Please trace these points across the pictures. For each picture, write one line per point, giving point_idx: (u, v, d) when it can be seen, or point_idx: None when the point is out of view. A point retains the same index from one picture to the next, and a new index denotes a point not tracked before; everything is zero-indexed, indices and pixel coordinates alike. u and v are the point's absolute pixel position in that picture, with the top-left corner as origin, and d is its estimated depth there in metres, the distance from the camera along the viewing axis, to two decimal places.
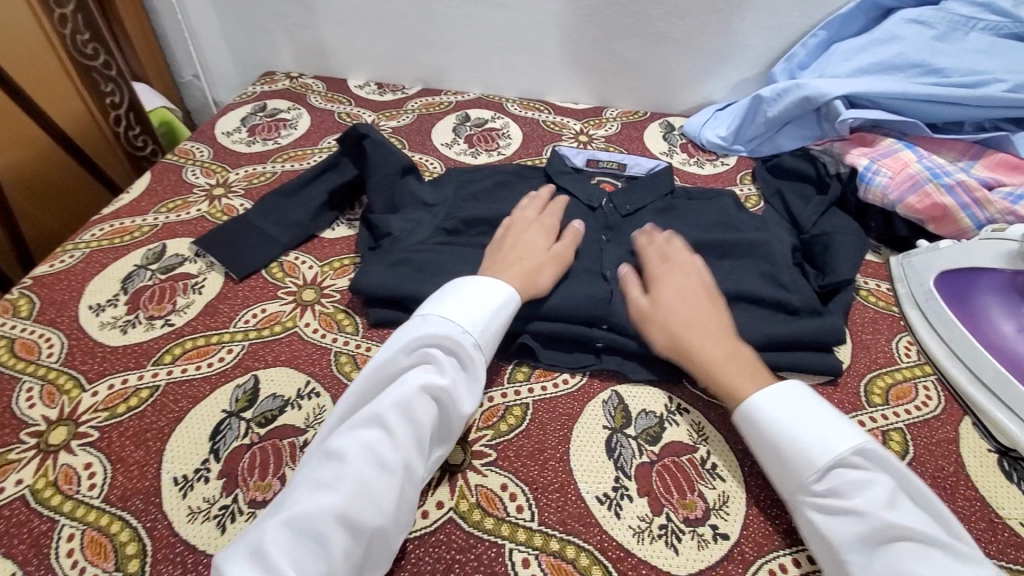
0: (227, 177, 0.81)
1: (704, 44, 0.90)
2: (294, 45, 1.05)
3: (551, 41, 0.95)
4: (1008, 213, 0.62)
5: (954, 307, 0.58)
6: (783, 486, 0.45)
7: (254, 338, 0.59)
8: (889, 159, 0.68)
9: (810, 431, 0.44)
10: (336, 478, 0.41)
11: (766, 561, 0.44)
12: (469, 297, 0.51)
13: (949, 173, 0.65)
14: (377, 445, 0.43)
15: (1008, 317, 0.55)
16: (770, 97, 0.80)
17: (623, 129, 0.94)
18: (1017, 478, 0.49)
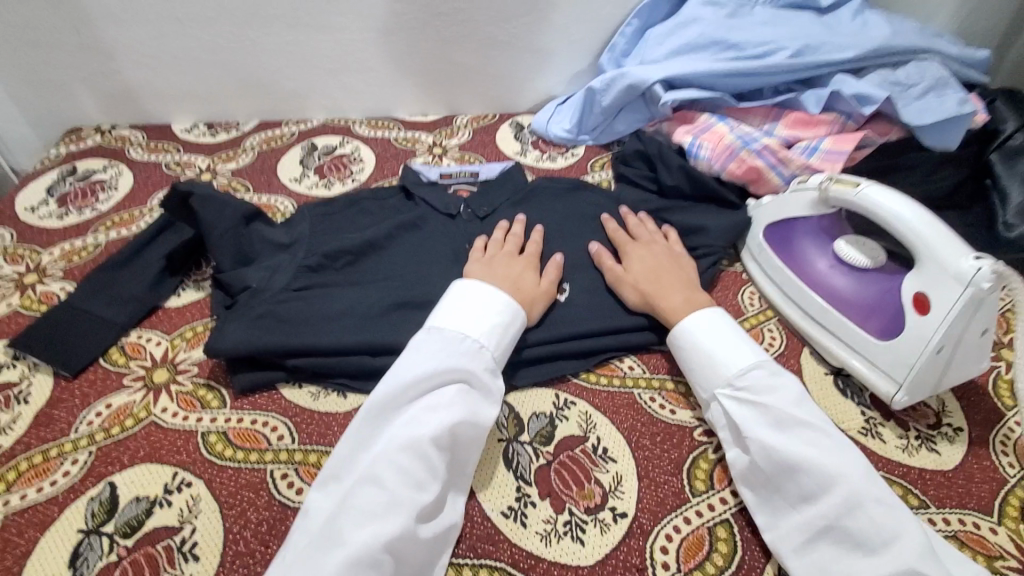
0: (40, 260, 0.71)
1: (535, 44, 0.93)
2: (100, 96, 0.94)
3: (386, 58, 0.93)
4: (807, 168, 0.71)
5: (780, 253, 0.64)
6: (699, 397, 0.53)
7: (102, 439, 0.52)
8: (708, 133, 0.76)
9: (717, 358, 0.52)
10: (380, 507, 0.43)
11: (663, 527, 0.47)
12: (467, 307, 0.54)
13: (757, 139, 0.73)
14: (415, 467, 0.45)
15: (823, 254, 0.62)
16: (601, 88, 0.85)
17: (476, 135, 0.95)
18: (850, 393, 0.57)
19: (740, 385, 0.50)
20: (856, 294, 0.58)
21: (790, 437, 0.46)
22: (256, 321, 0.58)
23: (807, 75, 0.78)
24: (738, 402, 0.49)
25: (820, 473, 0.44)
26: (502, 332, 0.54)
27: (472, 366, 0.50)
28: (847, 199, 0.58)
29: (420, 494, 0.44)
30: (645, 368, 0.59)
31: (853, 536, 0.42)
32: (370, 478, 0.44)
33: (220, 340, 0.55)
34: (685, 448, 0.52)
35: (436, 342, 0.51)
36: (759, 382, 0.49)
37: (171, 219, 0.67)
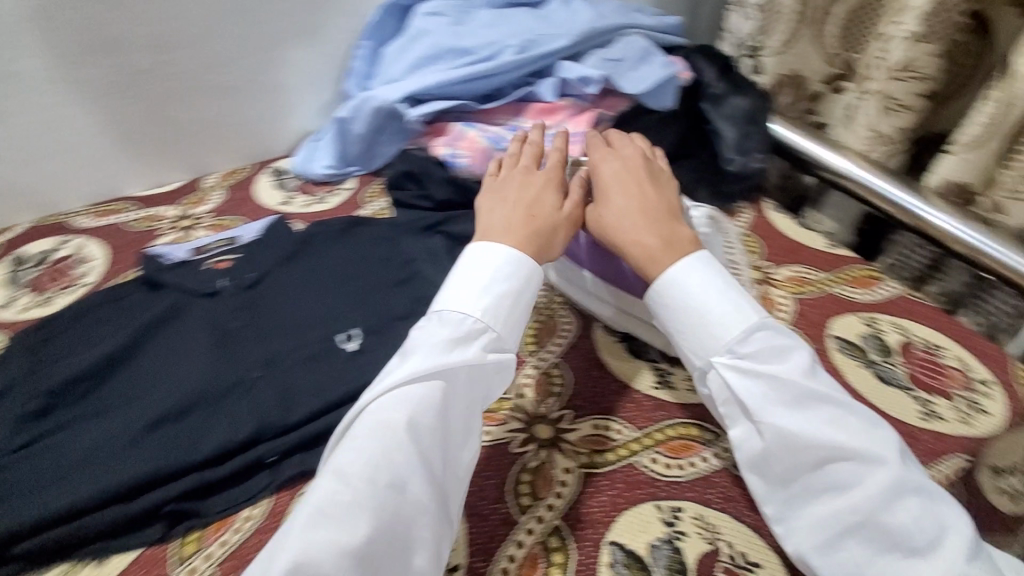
0: None
1: (268, 83, 0.86)
2: None
3: (90, 133, 0.79)
4: None
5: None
6: (692, 365, 0.52)
7: None
8: (461, 140, 0.76)
9: (716, 311, 0.50)
10: (397, 468, 0.42)
11: (498, 562, 0.45)
12: (483, 257, 0.53)
13: (506, 137, 0.75)
14: (399, 453, 0.43)
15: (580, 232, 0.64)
16: (349, 116, 0.81)
17: (230, 194, 0.85)
18: (640, 353, 0.61)
19: (741, 352, 0.49)
20: (613, 264, 0.61)
21: (811, 417, 0.46)
22: None
23: (536, 67, 0.82)
24: (739, 371, 0.48)
25: (851, 461, 0.44)
26: (528, 281, 0.53)
27: (450, 363, 0.47)
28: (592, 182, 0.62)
29: (389, 500, 0.41)
30: None
31: (887, 531, 0.42)
32: (340, 473, 0.42)
33: None
34: (505, 467, 0.51)
35: (448, 326, 0.49)
36: (760, 347, 0.48)
37: None
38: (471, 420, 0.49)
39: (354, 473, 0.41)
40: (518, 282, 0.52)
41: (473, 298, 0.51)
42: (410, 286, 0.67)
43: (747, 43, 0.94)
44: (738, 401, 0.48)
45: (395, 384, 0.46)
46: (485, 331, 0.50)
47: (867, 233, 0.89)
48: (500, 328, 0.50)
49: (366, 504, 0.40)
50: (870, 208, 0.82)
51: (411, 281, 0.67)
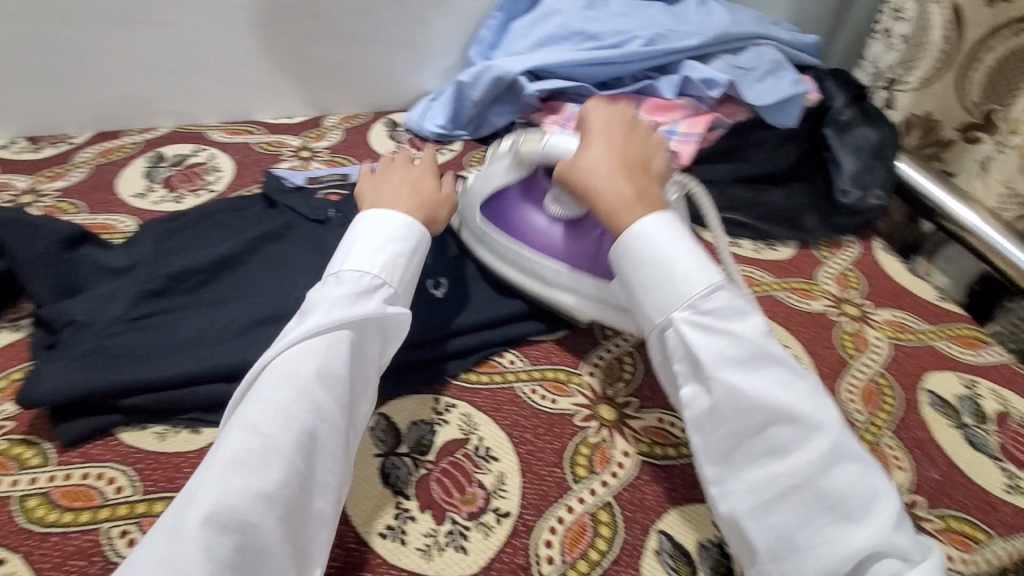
0: None
1: (401, 39, 0.90)
2: None
3: (237, 56, 0.86)
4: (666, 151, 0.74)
5: (495, 220, 0.62)
6: (644, 320, 0.51)
7: None
8: None
9: (687, 264, 0.49)
10: (294, 417, 0.42)
11: (547, 521, 0.47)
12: (366, 235, 0.51)
13: None
14: (299, 403, 0.42)
15: (535, 212, 0.61)
16: (469, 81, 0.84)
17: (347, 135, 0.90)
18: None
19: (702, 308, 0.48)
20: (564, 245, 0.59)
21: (760, 378, 0.46)
22: (81, 359, 0.50)
23: (660, 62, 0.81)
24: (697, 329, 0.47)
25: (795, 426, 0.44)
26: (403, 257, 0.52)
27: (354, 311, 0.47)
28: (538, 155, 0.57)
29: (303, 447, 0.42)
30: (525, 361, 0.58)
31: (826, 495, 0.42)
32: (243, 425, 0.41)
33: (37, 386, 0.48)
34: (567, 437, 0.52)
35: (344, 285, 0.48)
36: (724, 305, 0.47)
37: None
38: (372, 371, 0.49)
39: (269, 416, 0.41)
40: (406, 252, 0.52)
41: (374, 259, 0.50)
42: None
43: (886, 74, 0.90)
44: (696, 364, 0.47)
45: (297, 340, 0.45)
46: (382, 288, 0.49)
47: (976, 295, 0.83)
48: (396, 286, 0.50)
49: (267, 455, 0.40)
50: (988, 267, 0.76)
51: None
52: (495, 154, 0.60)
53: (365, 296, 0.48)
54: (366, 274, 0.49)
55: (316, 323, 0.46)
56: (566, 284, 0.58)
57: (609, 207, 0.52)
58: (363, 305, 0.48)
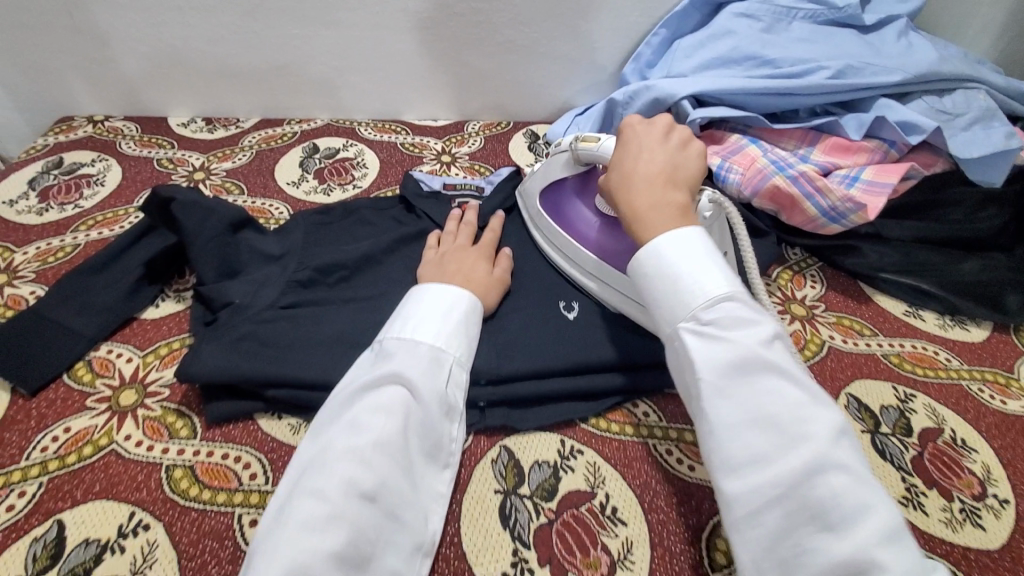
0: (11, 259, 0.65)
1: (555, 51, 0.88)
2: (94, 85, 0.89)
3: (397, 57, 0.88)
4: (847, 200, 0.64)
5: (547, 208, 0.65)
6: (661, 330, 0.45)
7: (56, 469, 0.47)
8: (738, 156, 0.70)
9: (690, 275, 0.44)
10: (360, 473, 0.40)
11: None
12: (424, 307, 0.51)
13: (792, 165, 0.67)
14: (365, 458, 0.40)
15: (586, 207, 0.63)
16: (623, 101, 0.80)
17: (487, 143, 0.89)
18: (888, 454, 0.51)
19: (706, 319, 0.42)
20: (606, 237, 0.60)
21: (728, 397, 0.40)
22: (237, 341, 0.53)
23: (848, 97, 0.73)
24: (703, 341, 0.42)
25: (777, 433, 0.38)
26: (459, 325, 0.51)
27: (416, 367, 0.46)
28: (593, 154, 0.58)
29: (374, 518, 0.39)
30: (661, 416, 0.53)
31: (809, 505, 0.36)
32: (308, 488, 0.39)
33: (195, 364, 0.50)
34: (704, 514, 0.46)
35: (398, 351, 0.47)
36: (728, 317, 0.42)
37: (154, 224, 0.63)
38: (444, 442, 0.46)
39: (343, 473, 0.39)
40: (466, 325, 0.51)
41: (428, 330, 0.49)
42: None
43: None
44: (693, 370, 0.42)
45: (364, 398, 0.44)
46: (444, 355, 0.48)
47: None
48: (453, 352, 0.48)
49: (334, 515, 0.38)
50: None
51: None
52: (559, 148, 0.63)
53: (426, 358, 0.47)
54: (423, 342, 0.48)
55: (386, 381, 0.45)
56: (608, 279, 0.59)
57: (640, 206, 0.48)
58: (426, 365, 0.46)
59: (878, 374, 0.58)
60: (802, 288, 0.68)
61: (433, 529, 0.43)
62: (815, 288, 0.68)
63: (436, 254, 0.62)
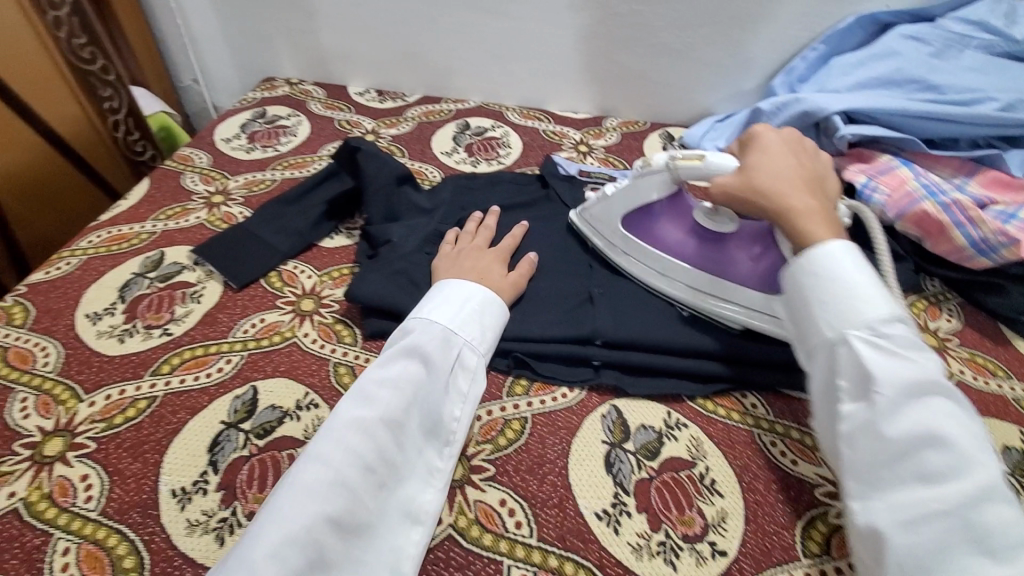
0: (226, 185, 0.80)
1: (704, 58, 0.91)
2: (295, 51, 1.04)
3: (551, 51, 0.94)
4: (1002, 233, 0.62)
5: (638, 234, 0.63)
6: (819, 332, 0.47)
7: (253, 347, 0.58)
8: (886, 176, 0.69)
9: (869, 287, 0.46)
10: (364, 448, 0.43)
11: None
12: (446, 296, 0.54)
13: (945, 192, 0.66)
14: (371, 431, 0.44)
15: (674, 228, 0.62)
16: (769, 110, 0.81)
17: (624, 139, 0.94)
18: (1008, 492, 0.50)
19: (880, 330, 0.44)
20: (715, 255, 0.60)
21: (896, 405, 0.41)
22: (393, 275, 0.62)
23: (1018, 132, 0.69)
24: (873, 350, 0.44)
25: (945, 452, 0.39)
26: (475, 314, 0.54)
27: (430, 352, 0.50)
28: (696, 172, 0.58)
29: (371, 487, 0.43)
30: (768, 410, 0.55)
31: (972, 524, 0.37)
32: (315, 453, 0.43)
33: (360, 287, 0.60)
34: (802, 504, 0.48)
35: (419, 334, 0.51)
36: (902, 336, 0.44)
37: (337, 169, 0.75)
38: (444, 422, 0.49)
39: (348, 444, 0.43)
40: (480, 314, 0.55)
41: (444, 317, 0.53)
42: None
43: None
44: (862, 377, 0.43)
45: (376, 375, 0.48)
46: (455, 340, 0.52)
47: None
48: (464, 338, 0.52)
49: (335, 483, 0.41)
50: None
51: None
52: (646, 171, 0.62)
53: (437, 344, 0.51)
54: (441, 329, 0.52)
55: (398, 358, 0.49)
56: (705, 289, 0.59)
57: (765, 178, 0.54)
58: (437, 351, 0.50)
59: (1008, 417, 0.56)
60: (937, 320, 0.66)
61: (426, 505, 0.45)
62: (951, 321, 0.66)
63: (452, 250, 0.63)
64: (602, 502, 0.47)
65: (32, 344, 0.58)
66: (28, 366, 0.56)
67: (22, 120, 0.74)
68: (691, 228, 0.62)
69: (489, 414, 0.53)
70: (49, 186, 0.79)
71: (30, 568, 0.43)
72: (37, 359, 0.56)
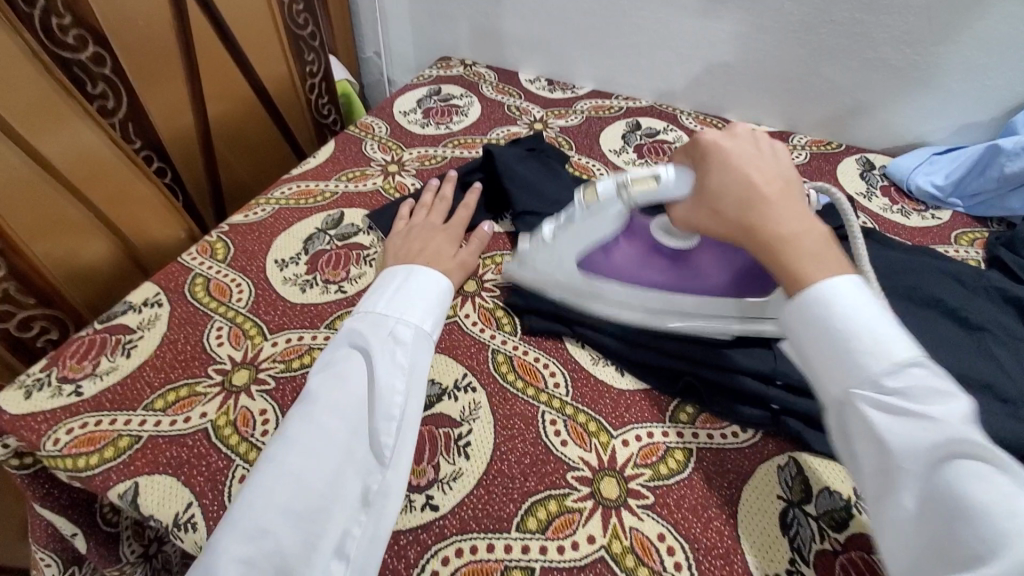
0: (401, 156, 0.83)
1: (932, 80, 0.78)
2: (474, 33, 1.06)
3: (744, 55, 0.86)
4: None
5: (594, 270, 0.55)
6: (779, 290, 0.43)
7: None
8: None
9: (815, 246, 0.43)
10: (310, 442, 0.41)
11: None
12: (388, 287, 0.53)
13: None
14: (318, 425, 0.42)
15: (622, 257, 0.54)
16: (1010, 150, 0.69)
17: (813, 160, 0.84)
18: None
19: (889, 386, 0.36)
20: (686, 274, 0.53)
21: (964, 477, 0.33)
22: None
23: None
24: (885, 411, 0.36)
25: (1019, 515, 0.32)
26: (409, 296, 0.52)
27: (368, 339, 0.48)
28: (652, 196, 0.49)
29: (322, 477, 0.40)
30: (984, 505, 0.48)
31: None
32: (268, 457, 0.41)
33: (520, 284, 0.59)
34: None
35: (363, 328, 0.49)
36: (919, 385, 0.36)
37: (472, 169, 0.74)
38: (387, 395, 0.45)
39: (302, 441, 0.41)
40: (425, 294, 0.52)
41: (379, 305, 0.51)
42: (986, 358, 0.56)
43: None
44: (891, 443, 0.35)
45: (324, 375, 0.46)
46: (391, 322, 0.49)
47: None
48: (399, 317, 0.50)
49: (285, 477, 0.40)
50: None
51: (989, 353, 0.56)
52: (591, 208, 0.50)
53: (377, 330, 0.48)
54: (379, 319, 0.49)
55: (345, 353, 0.47)
56: (691, 313, 0.53)
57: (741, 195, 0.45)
58: (373, 335, 0.48)
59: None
60: None
61: (375, 484, 0.42)
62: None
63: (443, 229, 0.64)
64: (774, 568, 0.42)
65: (228, 279, 0.63)
66: (225, 298, 0.61)
67: (243, 77, 0.81)
68: (650, 246, 0.54)
69: (650, 437, 0.50)
70: (249, 135, 0.86)
71: (213, 488, 0.46)
72: (232, 293, 0.61)
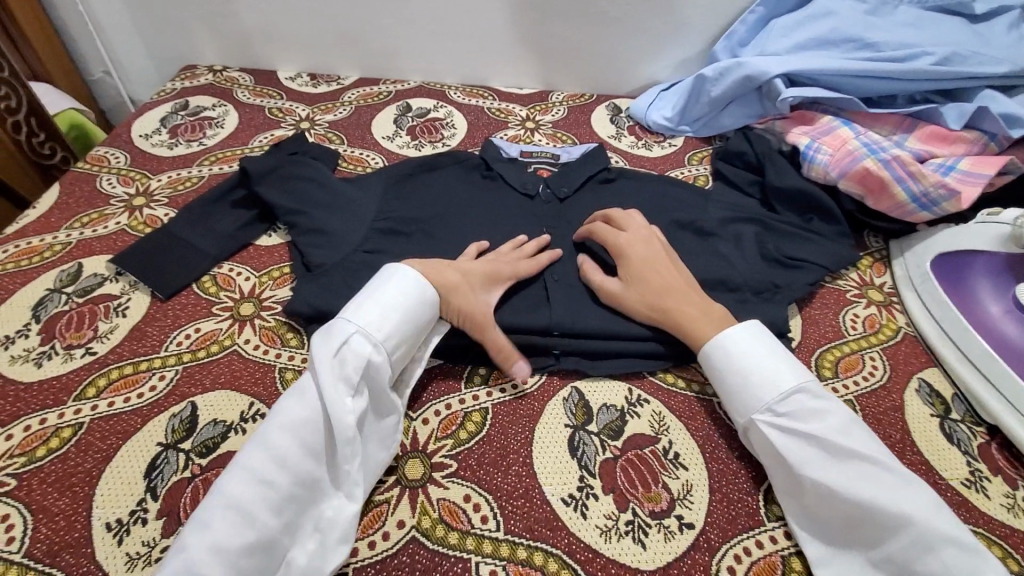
0: (148, 185, 0.74)
1: (655, 28, 0.87)
2: (220, 41, 0.97)
3: (499, 20, 0.88)
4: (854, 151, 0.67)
5: None
6: (736, 412, 0.48)
7: (189, 360, 0.56)
8: (829, 137, 0.70)
9: (764, 359, 0.48)
10: (242, 477, 0.41)
11: (733, 545, 0.45)
12: (377, 290, 0.51)
13: (884, 148, 0.67)
14: (254, 466, 0.42)
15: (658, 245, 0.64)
16: (712, 77, 0.79)
17: (571, 114, 0.89)
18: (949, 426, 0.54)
19: (780, 409, 0.46)
20: None
21: (796, 404, 0.45)
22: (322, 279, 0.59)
23: (950, 86, 0.71)
24: (781, 431, 0.45)
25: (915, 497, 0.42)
26: (378, 306, 0.49)
27: (319, 354, 0.46)
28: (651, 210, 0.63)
29: (267, 501, 0.41)
30: None
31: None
32: (236, 479, 0.41)
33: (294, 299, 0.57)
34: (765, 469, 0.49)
35: (336, 336, 0.48)
36: (802, 407, 0.45)
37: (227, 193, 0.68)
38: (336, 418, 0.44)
39: (248, 475, 0.41)
40: (403, 299, 0.50)
41: (360, 312, 0.49)
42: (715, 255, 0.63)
43: None
44: (752, 390, 0.47)
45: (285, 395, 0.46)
46: (350, 340, 0.47)
47: None
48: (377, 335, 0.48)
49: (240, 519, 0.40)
50: None
51: (719, 252, 0.63)
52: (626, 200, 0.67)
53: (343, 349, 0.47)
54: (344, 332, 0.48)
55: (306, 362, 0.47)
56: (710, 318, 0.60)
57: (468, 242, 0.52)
58: (346, 357, 0.46)
59: None
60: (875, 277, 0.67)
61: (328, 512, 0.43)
62: None
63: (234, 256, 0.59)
64: (564, 490, 0.47)
65: None
66: None
67: None
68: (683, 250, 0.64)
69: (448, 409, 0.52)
70: None
71: None
72: None
